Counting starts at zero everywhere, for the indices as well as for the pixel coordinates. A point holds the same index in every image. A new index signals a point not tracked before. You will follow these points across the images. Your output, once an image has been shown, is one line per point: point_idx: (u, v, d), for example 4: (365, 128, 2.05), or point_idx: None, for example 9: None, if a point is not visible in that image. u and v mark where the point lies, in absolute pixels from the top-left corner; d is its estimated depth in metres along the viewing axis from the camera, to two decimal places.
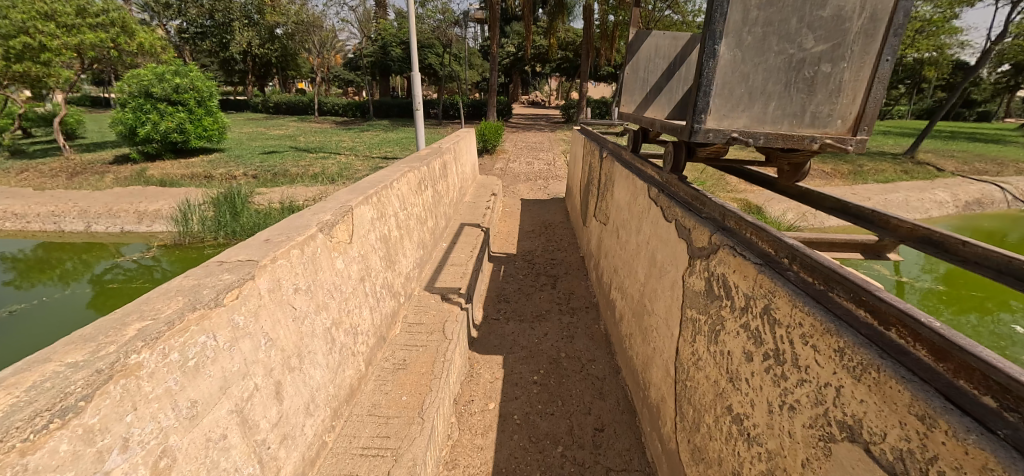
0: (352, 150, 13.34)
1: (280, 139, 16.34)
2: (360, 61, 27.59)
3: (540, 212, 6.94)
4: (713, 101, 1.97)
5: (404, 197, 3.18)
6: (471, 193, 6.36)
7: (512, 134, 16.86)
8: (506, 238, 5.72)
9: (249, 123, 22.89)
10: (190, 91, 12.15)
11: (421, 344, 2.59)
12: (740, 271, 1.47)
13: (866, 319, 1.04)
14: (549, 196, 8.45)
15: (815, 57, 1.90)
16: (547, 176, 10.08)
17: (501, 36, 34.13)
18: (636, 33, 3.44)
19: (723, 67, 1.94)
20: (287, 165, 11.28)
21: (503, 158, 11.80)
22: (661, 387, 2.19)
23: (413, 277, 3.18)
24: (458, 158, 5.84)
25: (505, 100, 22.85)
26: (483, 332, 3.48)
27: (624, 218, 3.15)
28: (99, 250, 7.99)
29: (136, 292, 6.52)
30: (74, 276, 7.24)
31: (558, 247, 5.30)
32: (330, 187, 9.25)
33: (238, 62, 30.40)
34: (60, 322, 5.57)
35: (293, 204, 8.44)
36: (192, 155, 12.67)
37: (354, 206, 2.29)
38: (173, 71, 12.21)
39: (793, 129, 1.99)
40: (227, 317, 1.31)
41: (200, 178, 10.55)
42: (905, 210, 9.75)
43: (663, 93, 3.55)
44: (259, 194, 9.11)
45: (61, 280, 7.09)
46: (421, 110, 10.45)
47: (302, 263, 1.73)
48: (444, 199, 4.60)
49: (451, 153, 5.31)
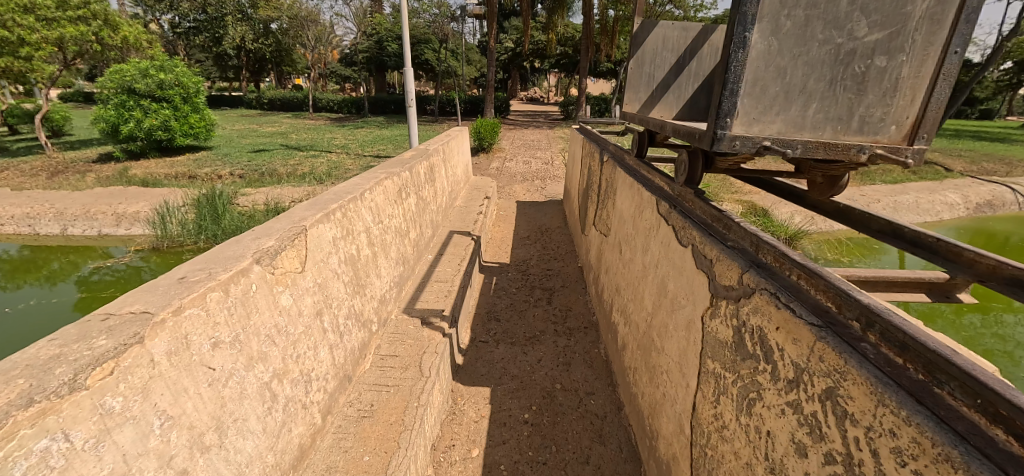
0: (344, 148, 12.94)
1: (271, 136, 15.92)
2: (355, 56, 27.09)
3: (536, 216, 6.57)
4: (742, 101, 1.61)
5: (382, 208, 2.82)
6: (463, 196, 5.99)
7: (509, 131, 16.46)
8: (499, 245, 5.35)
9: (242, 120, 22.42)
10: (175, 87, 11.71)
11: (393, 383, 2.23)
12: (788, 331, 1.11)
13: (1008, 445, 0.67)
14: (547, 197, 8.08)
15: (868, 49, 1.54)
16: (545, 176, 9.72)
17: (499, 32, 33.61)
18: (641, 23, 3.08)
19: (755, 60, 1.58)
20: (275, 163, 10.87)
21: (499, 157, 11.40)
22: (674, 444, 1.83)
23: (389, 299, 2.82)
24: (450, 158, 5.48)
25: (502, 96, 22.40)
26: (470, 357, 3.13)
27: (627, 232, 2.79)
28: (89, 250, 7.65)
29: (123, 292, 6.17)
30: (61, 277, 6.90)
31: (555, 256, 4.93)
32: (318, 188, 8.89)
33: (232, 58, 29.88)
34: (42, 323, 5.23)
35: (279, 206, 8.06)
36: (178, 153, 12.24)
37: (313, 224, 1.94)
38: (157, 66, 11.77)
39: (838, 137, 1.63)
40: (91, 404, 0.97)
41: (184, 177, 10.15)
42: (915, 213, 9.41)
43: (671, 91, 3.18)
44: (246, 195, 8.77)
45: (47, 282, 6.75)
46: (414, 107, 10.05)
47: (227, 309, 1.38)
48: (431, 205, 4.24)
49: (441, 154, 4.96)
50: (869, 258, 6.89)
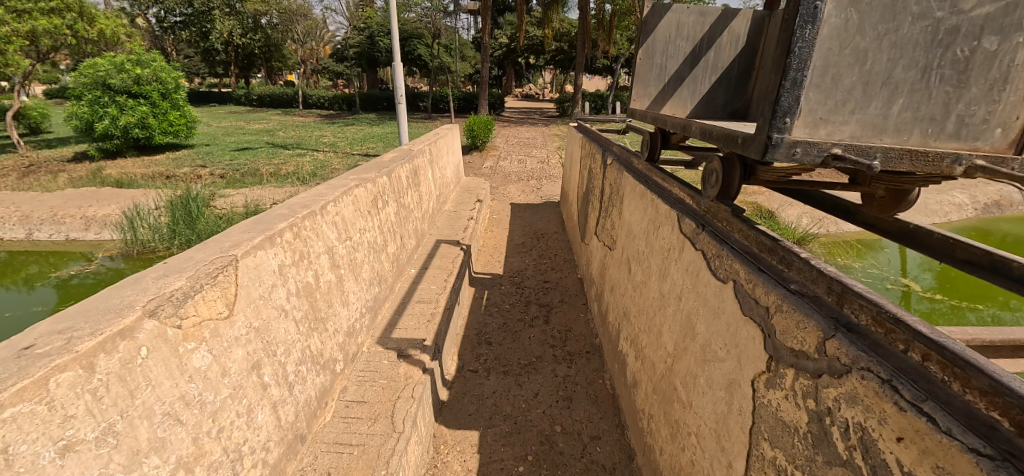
0: (333, 147, 12.40)
1: (257, 134, 15.37)
2: (347, 51, 26.50)
3: (531, 220, 6.14)
4: (809, 95, 1.22)
5: (352, 221, 2.40)
6: (453, 199, 5.54)
7: (504, 128, 16.03)
8: (492, 252, 4.92)
9: (229, 117, 21.73)
10: (153, 83, 11.07)
11: (359, 441, 1.82)
12: (926, 450, 0.72)
13: None
14: (543, 199, 7.68)
15: (976, 24, 1.14)
16: (540, 176, 9.27)
17: (494, 28, 33.06)
18: (654, 7, 2.67)
19: (827, 40, 1.19)
20: (257, 162, 10.33)
21: (493, 156, 10.94)
22: None
23: (361, 328, 2.40)
24: (439, 158, 5.03)
25: (497, 93, 21.89)
26: (457, 390, 2.72)
27: (639, 248, 2.39)
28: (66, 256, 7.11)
29: None
30: (40, 279, 6.45)
31: (552, 265, 4.51)
32: (303, 188, 8.38)
33: (220, 53, 29.09)
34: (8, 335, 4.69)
35: (259, 208, 7.59)
36: (157, 151, 11.63)
37: (249, 251, 1.52)
38: (134, 60, 11.15)
39: (925, 143, 1.24)
40: None
41: (161, 177, 9.62)
42: (923, 214, 9.10)
43: (686, 85, 2.80)
44: (224, 196, 8.26)
45: (25, 287, 6.30)
46: (404, 103, 9.57)
47: (88, 394, 0.96)
48: (416, 211, 3.80)
49: (429, 154, 4.51)
50: (869, 255, 6.70)
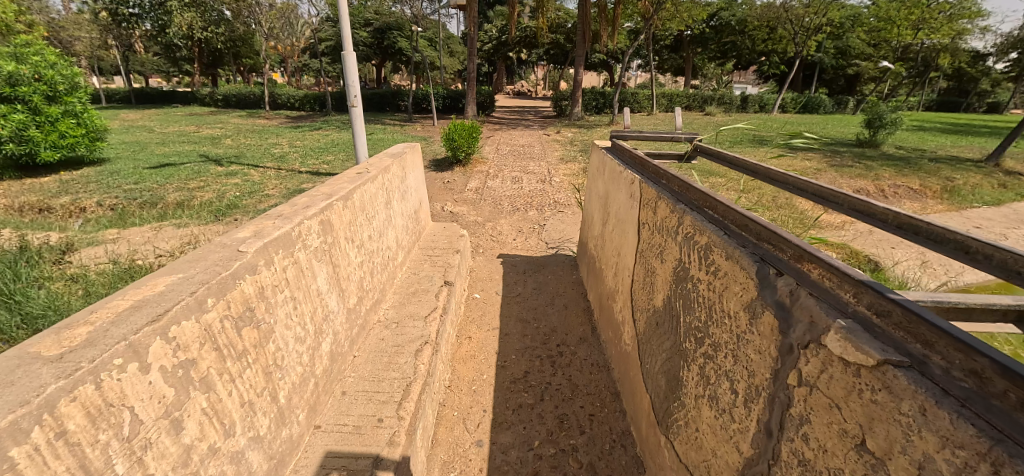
0: (280, 158, 9.81)
1: (200, 142, 12.75)
2: (321, 46, 23.85)
3: (537, 299, 3.69)
4: None
5: None
6: (400, 283, 3.06)
7: (494, 132, 13.63)
8: (466, 406, 2.50)
9: (182, 121, 18.98)
10: (35, 83, 8.41)
11: None
12: None
13: None
14: (547, 242, 5.31)
15: None
16: (542, 203, 6.85)
17: (484, 21, 30.60)
18: None
19: None
20: (168, 184, 7.75)
21: (480, 173, 8.46)
22: None
23: None
24: (367, 220, 2.56)
25: (486, 91, 19.35)
26: None
27: None
28: None
29: None
30: None
31: (587, 465, 2.11)
32: (215, 229, 5.91)
33: (182, 49, 26.14)
34: None
35: (133, 263, 5.06)
36: (50, 169, 9.02)
37: None
38: (8, 53, 8.42)
39: None
40: None
41: (28, 209, 6.95)
42: None
43: None
44: (81, 249, 5.56)
45: None
46: (360, 105, 7.22)
47: None
48: (247, 431, 1.39)
49: (330, 229, 2.06)
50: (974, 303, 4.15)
